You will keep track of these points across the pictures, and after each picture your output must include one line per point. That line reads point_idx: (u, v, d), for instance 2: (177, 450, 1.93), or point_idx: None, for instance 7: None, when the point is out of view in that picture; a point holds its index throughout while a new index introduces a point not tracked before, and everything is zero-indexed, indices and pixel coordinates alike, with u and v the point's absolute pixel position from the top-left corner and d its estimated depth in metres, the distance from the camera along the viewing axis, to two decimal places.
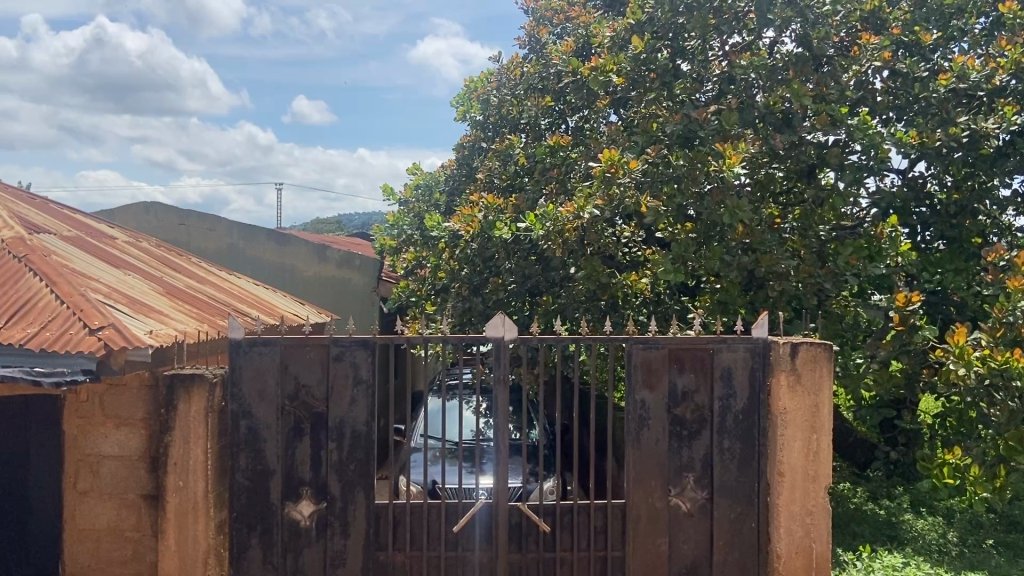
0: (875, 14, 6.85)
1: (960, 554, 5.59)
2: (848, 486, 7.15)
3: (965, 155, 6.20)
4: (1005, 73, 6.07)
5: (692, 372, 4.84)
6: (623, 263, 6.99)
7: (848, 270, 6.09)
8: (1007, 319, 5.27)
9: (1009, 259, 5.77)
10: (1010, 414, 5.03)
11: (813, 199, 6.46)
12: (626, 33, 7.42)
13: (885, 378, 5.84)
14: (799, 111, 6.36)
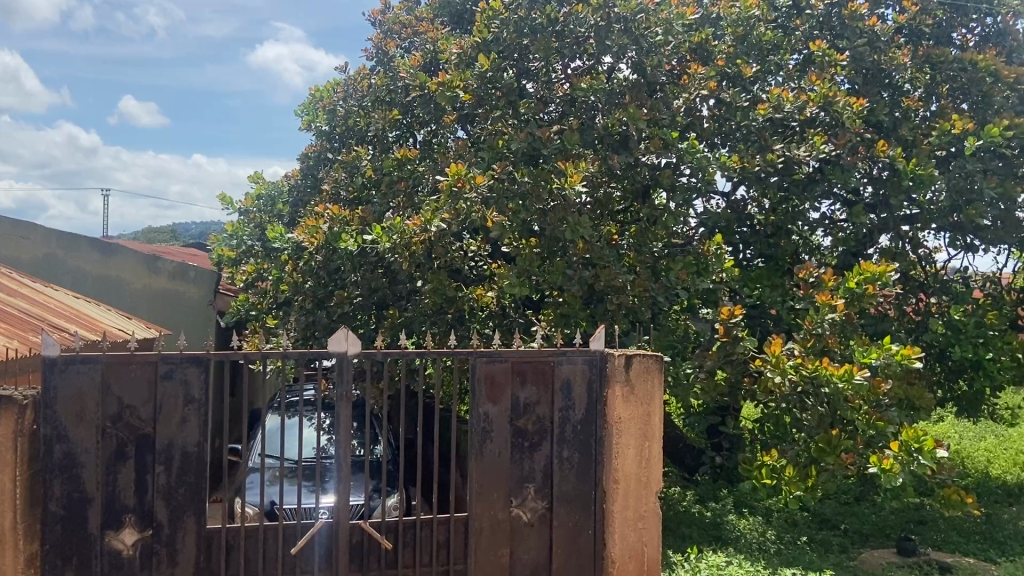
0: (702, 47, 7.32)
1: (777, 551, 6.01)
2: (678, 491, 7.55)
3: (780, 179, 6.71)
4: (814, 106, 6.59)
5: (534, 385, 4.95)
6: (470, 277, 7.10)
7: (679, 285, 6.47)
8: (816, 330, 5.80)
9: (818, 275, 6.29)
10: (820, 418, 5.54)
11: (648, 218, 6.80)
12: (473, 51, 7.46)
13: (711, 387, 6.22)
14: (635, 134, 6.72)
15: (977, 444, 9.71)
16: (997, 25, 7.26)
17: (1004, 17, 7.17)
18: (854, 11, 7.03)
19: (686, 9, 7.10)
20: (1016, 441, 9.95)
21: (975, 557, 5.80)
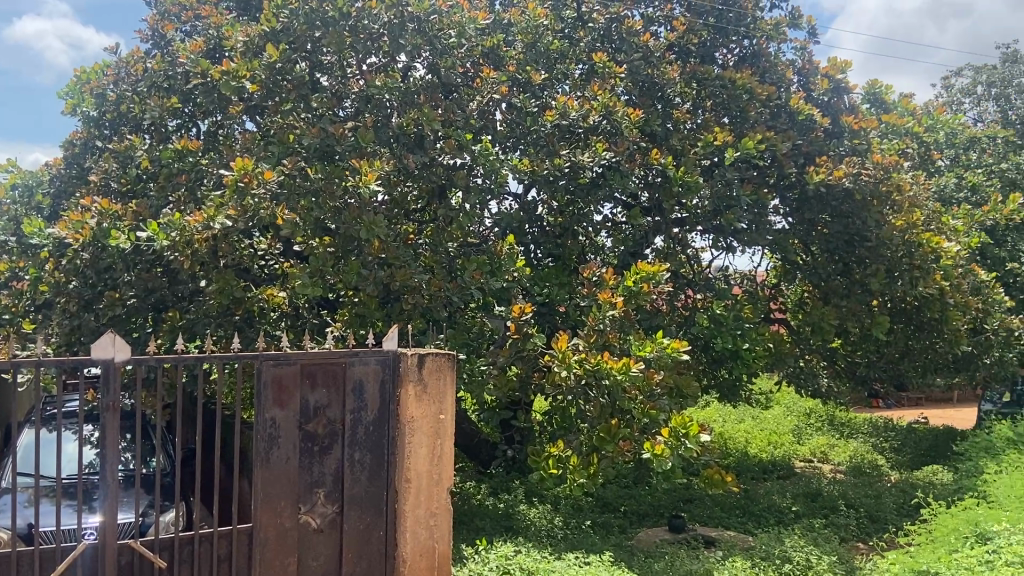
0: (494, 51, 7.54)
1: (564, 536, 6.28)
2: (473, 484, 7.71)
3: (567, 183, 7.00)
4: (597, 114, 6.98)
5: (324, 387, 4.77)
6: (260, 277, 6.84)
7: (474, 285, 6.54)
8: (599, 326, 6.11)
9: (600, 274, 6.65)
10: (600, 409, 5.90)
11: (444, 218, 6.89)
12: (260, 39, 7.11)
13: (503, 383, 6.37)
14: (430, 134, 6.76)
15: (739, 426, 10.72)
16: (752, 47, 8.04)
17: (758, 41, 7.95)
18: (631, 27, 7.69)
19: (478, 14, 7.34)
20: (770, 422, 11.11)
21: (736, 530, 6.37)
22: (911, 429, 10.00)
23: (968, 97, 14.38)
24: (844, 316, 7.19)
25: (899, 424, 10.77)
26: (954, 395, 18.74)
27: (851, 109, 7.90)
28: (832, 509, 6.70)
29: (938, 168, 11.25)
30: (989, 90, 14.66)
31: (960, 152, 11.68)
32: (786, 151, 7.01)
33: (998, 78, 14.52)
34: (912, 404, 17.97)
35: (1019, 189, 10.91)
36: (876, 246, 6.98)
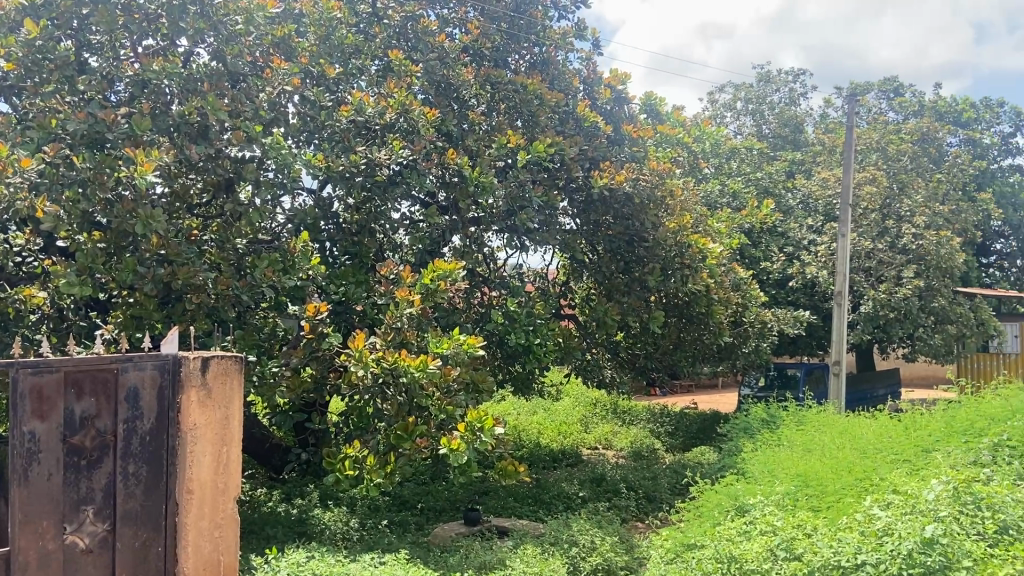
0: (284, 41, 7.21)
1: (359, 538, 6.21)
2: (265, 492, 7.45)
3: (364, 180, 6.76)
4: (393, 112, 6.98)
5: (85, 395, 3.39)
6: (15, 276, 6.14)
7: (265, 283, 6.23)
8: (396, 325, 6.07)
9: (397, 273, 6.62)
10: (398, 408, 5.83)
11: (231, 213, 6.54)
12: (18, 14, 6.42)
13: (297, 385, 6.19)
14: (215, 124, 6.35)
15: (532, 418, 11.12)
16: (542, 55, 8.38)
17: (547, 49, 8.32)
18: (426, 27, 7.78)
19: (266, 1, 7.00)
20: (559, 413, 11.62)
21: (528, 518, 6.63)
22: (683, 414, 10.90)
23: (729, 112, 15.78)
24: (626, 310, 7.66)
25: (673, 409, 11.72)
26: (719, 380, 20.60)
27: (630, 118, 8.47)
28: (615, 493, 7.15)
29: (705, 175, 12.29)
30: (746, 105, 15.95)
31: (724, 161, 12.86)
32: (574, 155, 7.38)
33: (754, 95, 15.87)
34: (683, 391, 19.53)
35: (771, 196, 12.22)
36: (653, 246, 7.53)
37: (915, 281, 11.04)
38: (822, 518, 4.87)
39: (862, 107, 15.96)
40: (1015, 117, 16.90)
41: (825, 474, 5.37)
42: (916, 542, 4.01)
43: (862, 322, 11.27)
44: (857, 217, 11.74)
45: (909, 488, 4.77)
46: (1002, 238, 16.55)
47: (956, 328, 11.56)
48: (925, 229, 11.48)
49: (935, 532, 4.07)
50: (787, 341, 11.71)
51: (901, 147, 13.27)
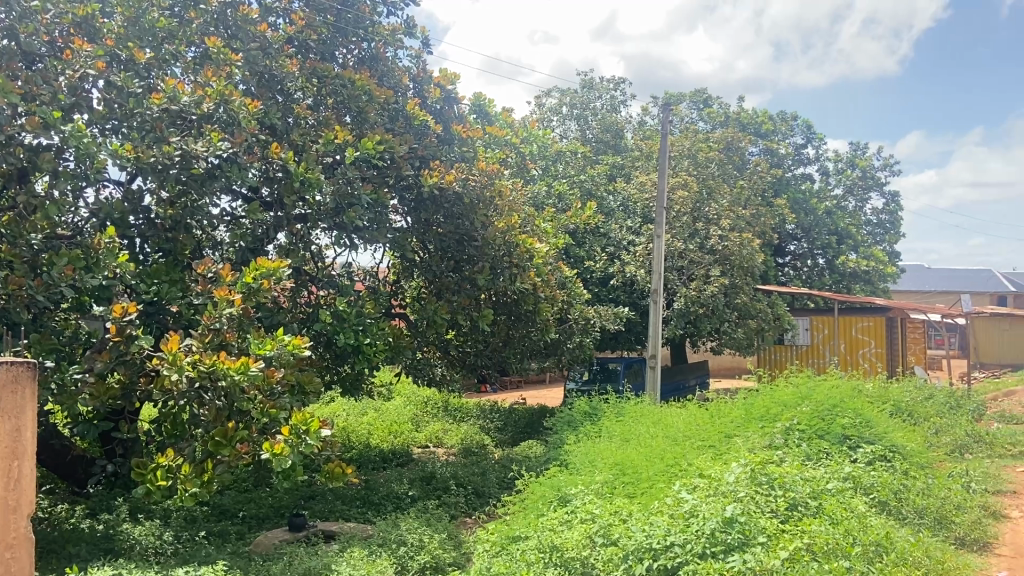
0: (88, 21, 6.72)
1: (174, 552, 5.85)
2: (66, 508, 6.86)
3: (178, 173, 6.36)
4: (211, 101, 6.64)
5: None
6: None
7: (63, 282, 5.68)
8: (214, 325, 5.69)
9: (216, 270, 6.23)
10: (216, 412, 5.46)
11: (24, 206, 6.04)
12: None
13: (101, 392, 5.63)
14: (5, 108, 5.75)
15: (362, 419, 10.94)
16: (370, 50, 8.32)
17: (375, 45, 8.27)
18: (246, 15, 7.51)
19: None
20: (389, 413, 11.52)
21: (355, 520, 6.53)
22: (511, 409, 11.13)
23: (555, 116, 16.30)
24: (455, 309, 7.72)
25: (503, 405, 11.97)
26: (546, 376, 21.25)
27: (459, 118, 8.57)
28: (445, 490, 7.19)
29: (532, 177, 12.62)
30: (571, 110, 16.54)
31: (551, 163, 13.28)
32: (403, 153, 7.36)
33: (579, 101, 16.49)
34: (513, 386, 19.99)
35: (594, 198, 12.77)
36: (483, 245, 7.64)
37: (721, 279, 11.94)
38: (637, 503, 5.05)
39: (676, 116, 16.99)
40: (805, 131, 18.65)
41: (640, 462, 5.61)
42: (718, 522, 4.33)
43: (675, 318, 12.00)
44: (671, 219, 12.49)
45: (713, 472, 5.11)
46: (795, 240, 18.17)
47: (756, 323, 12.58)
48: (730, 231, 12.44)
49: (735, 512, 4.43)
50: (608, 337, 12.24)
51: (709, 154, 14.29)
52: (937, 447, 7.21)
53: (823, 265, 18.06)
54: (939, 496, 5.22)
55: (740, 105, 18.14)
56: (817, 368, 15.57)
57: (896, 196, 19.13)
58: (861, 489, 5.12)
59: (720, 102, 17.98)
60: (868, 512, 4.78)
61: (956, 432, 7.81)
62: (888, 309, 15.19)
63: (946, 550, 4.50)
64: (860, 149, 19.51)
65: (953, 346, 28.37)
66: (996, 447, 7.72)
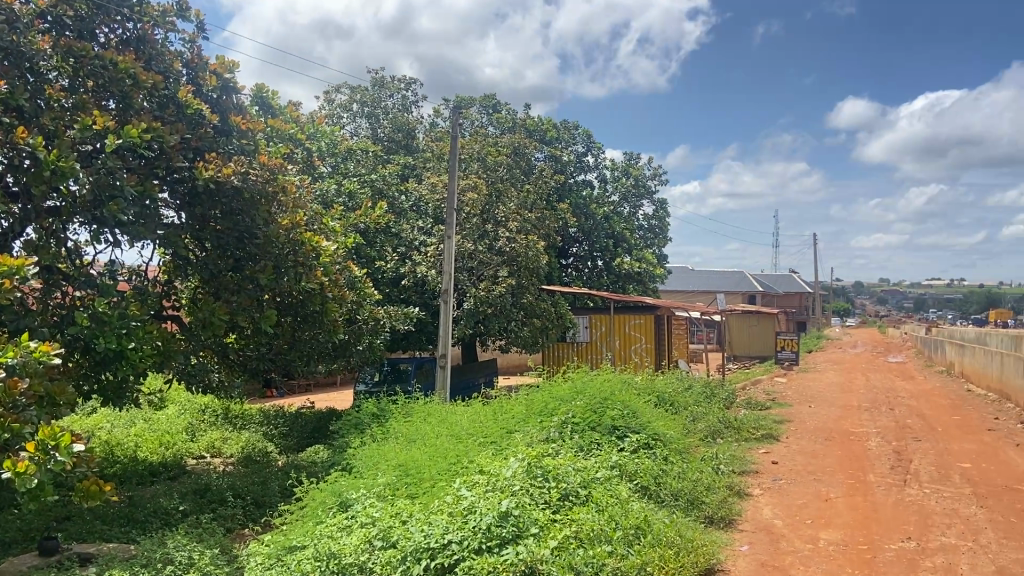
0: None
1: None
2: None
3: None
4: None
5: None
6: None
7: None
8: None
9: None
10: None
11: None
12: None
13: None
14: None
15: (129, 431, 10.05)
16: (137, 31, 7.64)
17: (143, 25, 7.61)
18: None
19: None
20: (162, 422, 10.69)
21: (118, 541, 6.00)
22: (297, 413, 10.77)
23: (345, 112, 15.99)
24: (234, 310, 7.30)
25: (289, 409, 11.56)
26: (337, 377, 20.75)
27: (238, 109, 8.15)
28: (220, 503, 6.80)
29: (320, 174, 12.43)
30: (361, 107, 16.33)
31: (341, 160, 13.29)
32: (175, 144, 6.84)
33: (369, 99, 16.31)
34: (301, 389, 19.32)
35: (385, 198, 12.74)
36: (265, 243, 7.35)
37: (508, 279, 12.36)
38: (417, 504, 5.05)
39: (465, 119, 17.28)
40: (586, 140, 19.73)
41: (423, 463, 5.62)
42: (494, 516, 4.45)
43: (465, 318, 12.16)
44: (461, 221, 12.71)
45: (491, 468, 5.24)
46: (577, 243, 19.13)
47: (541, 321, 13.14)
48: (517, 233, 12.91)
49: (510, 506, 4.57)
50: (399, 338, 12.25)
51: (497, 158, 14.72)
52: (693, 433, 7.94)
53: (602, 266, 19.08)
54: (693, 478, 5.74)
55: (527, 112, 18.81)
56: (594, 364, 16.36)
57: (665, 204, 20.79)
58: (626, 476, 5.49)
59: (508, 108, 18.54)
60: (630, 497, 5.14)
61: (709, 418, 8.66)
62: (657, 308, 16.39)
63: (697, 528, 4.95)
64: (633, 159, 21.00)
65: (714, 340, 31.29)
66: (741, 430, 8.65)
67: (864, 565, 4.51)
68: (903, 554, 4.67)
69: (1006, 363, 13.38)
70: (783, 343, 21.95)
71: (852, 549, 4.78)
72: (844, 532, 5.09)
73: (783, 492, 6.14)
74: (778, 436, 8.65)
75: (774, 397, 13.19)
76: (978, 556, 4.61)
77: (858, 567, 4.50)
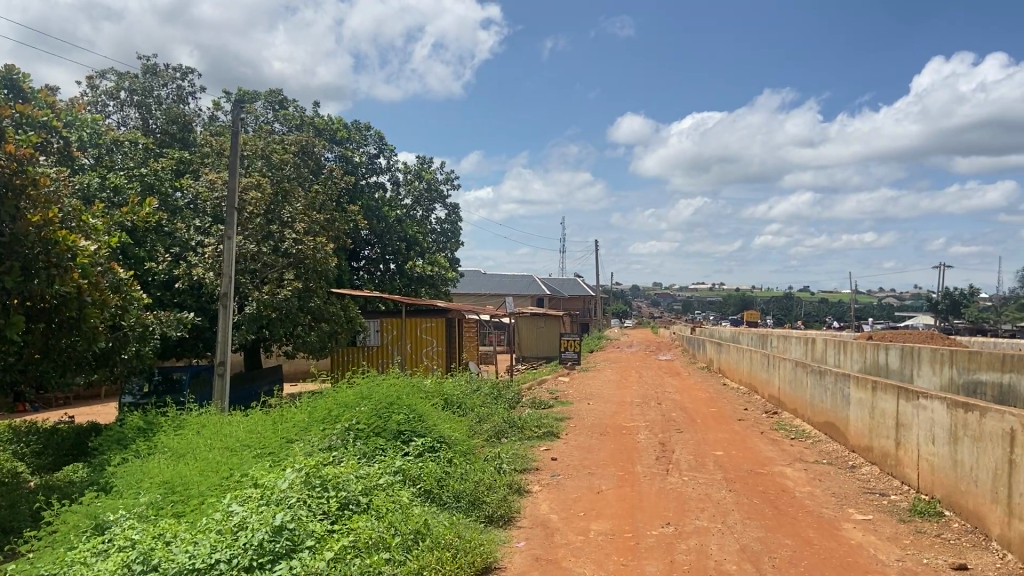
0: None
1: None
2: None
3: None
4: None
5: None
6: None
7: None
8: None
9: None
10: None
11: None
12: None
13: None
14: None
15: None
16: None
17: None
18: None
19: None
20: None
21: None
22: (53, 430, 9.71)
23: (111, 100, 14.66)
24: None
25: (45, 426, 10.36)
26: (104, 391, 18.86)
27: None
28: None
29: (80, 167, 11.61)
30: (130, 96, 15.01)
31: (106, 152, 12.40)
32: None
33: (139, 87, 15.03)
34: (59, 405, 17.34)
35: (156, 194, 11.97)
36: (11, 241, 6.68)
37: (295, 283, 12.08)
38: (183, 523, 4.70)
39: (249, 115, 16.48)
40: (377, 142, 19.64)
41: (191, 479, 5.27)
42: (266, 532, 4.23)
43: (246, 323, 11.58)
44: (243, 221, 12.08)
45: (266, 481, 5.01)
46: (368, 246, 18.92)
47: (329, 326, 13.03)
48: (305, 235, 12.74)
49: (284, 519, 4.37)
50: (170, 345, 11.50)
51: (284, 156, 14.18)
52: (477, 434, 8.10)
53: (393, 269, 19.22)
54: (475, 479, 5.86)
55: (316, 111, 18.31)
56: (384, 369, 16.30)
57: (457, 209, 21.15)
58: (409, 481, 5.52)
59: (296, 105, 17.92)
60: (411, 502, 5.15)
61: (493, 419, 8.88)
62: (448, 311, 16.81)
63: (476, 528, 5.08)
64: (425, 163, 21.17)
65: (505, 342, 32.29)
66: (525, 430, 8.94)
67: (628, 552, 4.83)
68: (662, 539, 5.05)
69: (755, 360, 15.02)
70: (567, 344, 23.15)
71: (619, 537, 5.10)
72: (612, 522, 5.41)
73: (560, 487, 6.43)
74: (558, 433, 9.05)
75: (557, 396, 13.87)
76: (725, 536, 5.10)
77: (623, 554, 4.80)
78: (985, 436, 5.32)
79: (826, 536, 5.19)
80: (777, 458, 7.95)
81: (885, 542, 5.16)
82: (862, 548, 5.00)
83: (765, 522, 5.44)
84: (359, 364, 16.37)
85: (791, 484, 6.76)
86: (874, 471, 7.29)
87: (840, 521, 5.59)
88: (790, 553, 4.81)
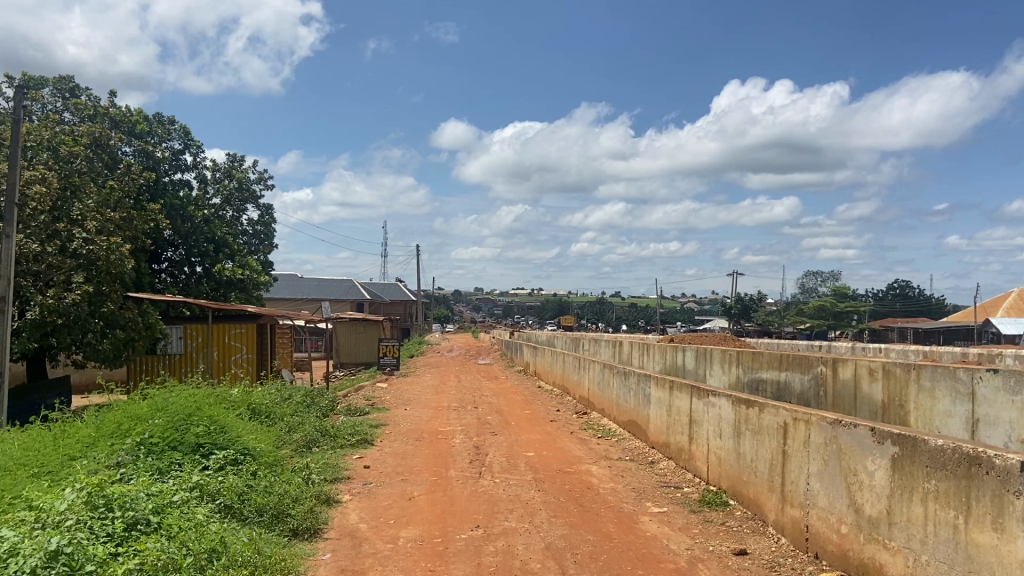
0: None
1: None
2: None
3: None
4: None
5: None
6: None
7: None
8: None
9: None
10: None
11: None
12: None
13: None
14: None
15: None
16: None
17: None
18: None
19: None
20: None
21: None
22: None
23: None
24: None
25: None
26: None
27: None
28: None
29: None
30: None
31: None
32: None
33: None
34: None
35: None
36: None
37: (85, 287, 11.04)
38: None
39: (34, 102, 14.98)
40: (182, 137, 18.60)
41: None
42: (39, 557, 3.73)
43: (28, 329, 10.75)
44: (25, 218, 11.13)
45: (43, 502, 4.50)
46: (172, 247, 17.76)
47: (126, 333, 12.10)
48: (96, 235, 11.78)
49: (61, 543, 3.89)
50: None
51: (73, 149, 13.03)
52: (284, 444, 7.80)
53: (200, 272, 18.20)
54: (279, 491, 5.64)
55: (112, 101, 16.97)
56: (188, 377, 15.35)
57: (270, 210, 20.42)
58: (206, 498, 5.21)
59: (89, 93, 16.50)
60: (208, 519, 4.85)
61: (304, 428, 8.60)
62: (260, 318, 16.30)
63: (279, 544, 4.89)
64: (236, 161, 20.29)
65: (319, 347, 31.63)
66: (337, 437, 8.72)
67: (436, 557, 4.83)
68: (471, 541, 5.10)
69: (568, 362, 15.56)
70: (386, 349, 22.94)
71: (428, 543, 5.09)
72: (422, 528, 5.40)
73: (371, 495, 6.33)
74: (371, 440, 8.91)
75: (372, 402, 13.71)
76: (531, 536, 5.22)
77: (431, 560, 4.80)
78: (764, 430, 5.81)
79: (625, 530, 5.45)
80: (584, 457, 8.27)
81: (677, 532, 5.51)
82: (657, 539, 5.31)
83: (569, 520, 5.63)
84: (159, 372, 15.28)
85: (595, 481, 7.06)
86: (670, 467, 7.77)
87: (638, 515, 5.91)
88: (591, 548, 5.01)
